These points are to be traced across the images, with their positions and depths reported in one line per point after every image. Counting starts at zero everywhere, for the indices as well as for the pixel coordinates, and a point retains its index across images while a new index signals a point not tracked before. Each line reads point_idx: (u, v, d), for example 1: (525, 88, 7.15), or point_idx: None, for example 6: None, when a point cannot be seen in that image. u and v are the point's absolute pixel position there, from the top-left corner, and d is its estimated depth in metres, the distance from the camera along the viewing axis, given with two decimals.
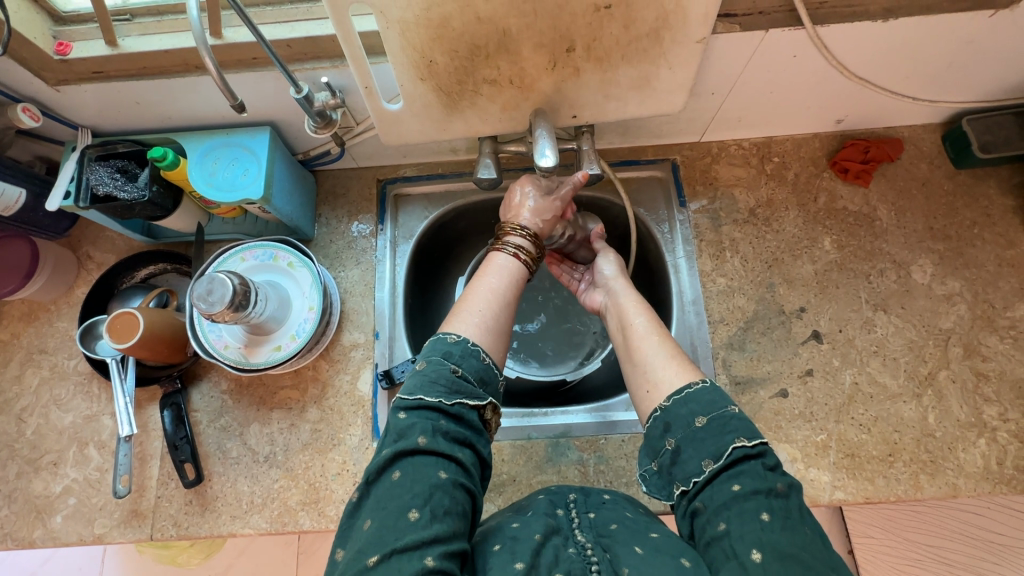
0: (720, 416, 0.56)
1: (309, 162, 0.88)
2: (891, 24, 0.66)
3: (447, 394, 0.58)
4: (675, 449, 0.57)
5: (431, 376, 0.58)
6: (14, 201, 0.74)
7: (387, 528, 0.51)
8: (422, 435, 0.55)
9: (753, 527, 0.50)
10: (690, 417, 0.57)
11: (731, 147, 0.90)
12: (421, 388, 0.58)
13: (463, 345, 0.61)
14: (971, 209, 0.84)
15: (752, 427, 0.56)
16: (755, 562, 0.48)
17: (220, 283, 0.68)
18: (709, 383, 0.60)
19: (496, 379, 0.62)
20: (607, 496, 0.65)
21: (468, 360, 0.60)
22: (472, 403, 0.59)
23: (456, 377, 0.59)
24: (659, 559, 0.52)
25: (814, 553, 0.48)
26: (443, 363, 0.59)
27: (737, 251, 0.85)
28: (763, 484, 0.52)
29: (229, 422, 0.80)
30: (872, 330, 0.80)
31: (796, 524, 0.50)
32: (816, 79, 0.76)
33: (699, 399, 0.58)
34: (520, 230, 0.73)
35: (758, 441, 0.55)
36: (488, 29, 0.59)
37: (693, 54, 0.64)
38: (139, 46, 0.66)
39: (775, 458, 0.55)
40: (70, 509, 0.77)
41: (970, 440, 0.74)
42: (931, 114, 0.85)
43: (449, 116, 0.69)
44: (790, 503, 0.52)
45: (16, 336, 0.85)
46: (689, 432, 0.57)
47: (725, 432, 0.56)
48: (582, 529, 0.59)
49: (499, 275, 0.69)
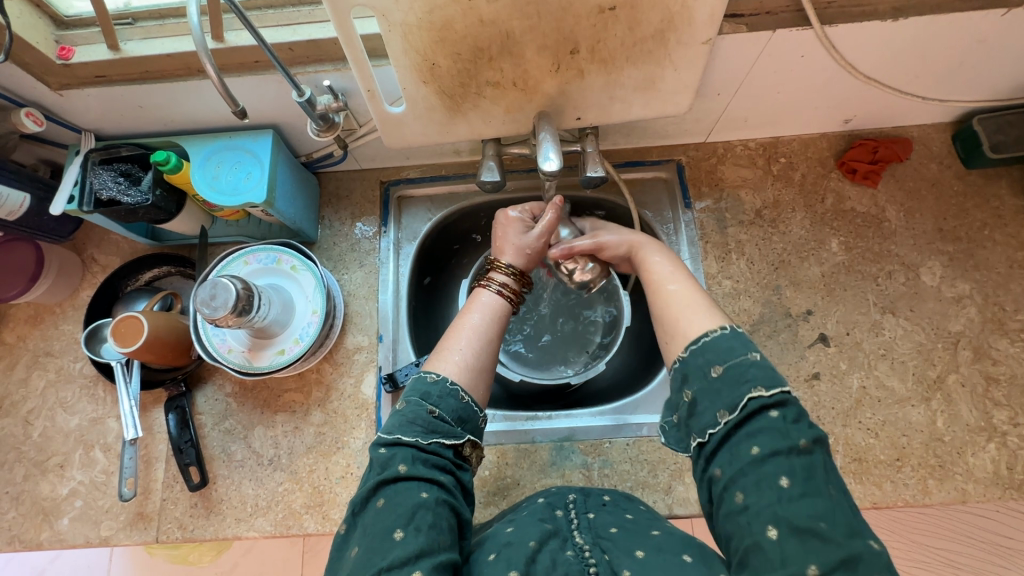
0: (739, 363, 0.53)
1: (313, 164, 0.88)
2: (901, 23, 0.65)
3: (424, 433, 0.57)
4: (694, 402, 0.54)
5: (407, 417, 0.58)
6: (17, 206, 0.74)
7: (374, 550, 0.51)
8: (403, 462, 0.55)
9: (770, 498, 0.47)
10: (707, 367, 0.54)
11: (737, 147, 0.89)
12: (398, 428, 0.57)
13: (441, 385, 0.59)
14: (981, 210, 0.83)
15: (774, 376, 0.52)
16: (772, 540, 0.46)
17: (223, 287, 0.68)
18: (728, 331, 0.56)
19: (476, 416, 0.61)
20: (607, 497, 0.65)
21: (446, 400, 0.59)
22: (449, 441, 0.58)
23: (433, 418, 0.58)
24: (660, 558, 0.52)
25: (835, 519, 0.46)
26: (420, 404, 0.58)
27: (743, 253, 0.84)
28: (783, 442, 0.49)
29: (233, 425, 0.80)
30: (880, 333, 0.79)
31: (817, 485, 0.48)
32: (823, 79, 0.75)
33: (715, 349, 0.55)
34: (502, 268, 0.70)
35: (778, 391, 0.52)
36: (491, 31, 0.58)
37: (699, 55, 0.63)
38: (142, 51, 0.66)
39: (800, 408, 0.51)
40: (77, 511, 0.78)
41: (979, 445, 0.74)
42: (940, 114, 0.84)
43: (451, 119, 0.69)
44: (814, 460, 0.49)
45: (21, 339, 0.86)
46: (707, 384, 0.54)
47: (743, 382, 0.52)
48: (580, 530, 0.58)
49: (481, 312, 0.67)
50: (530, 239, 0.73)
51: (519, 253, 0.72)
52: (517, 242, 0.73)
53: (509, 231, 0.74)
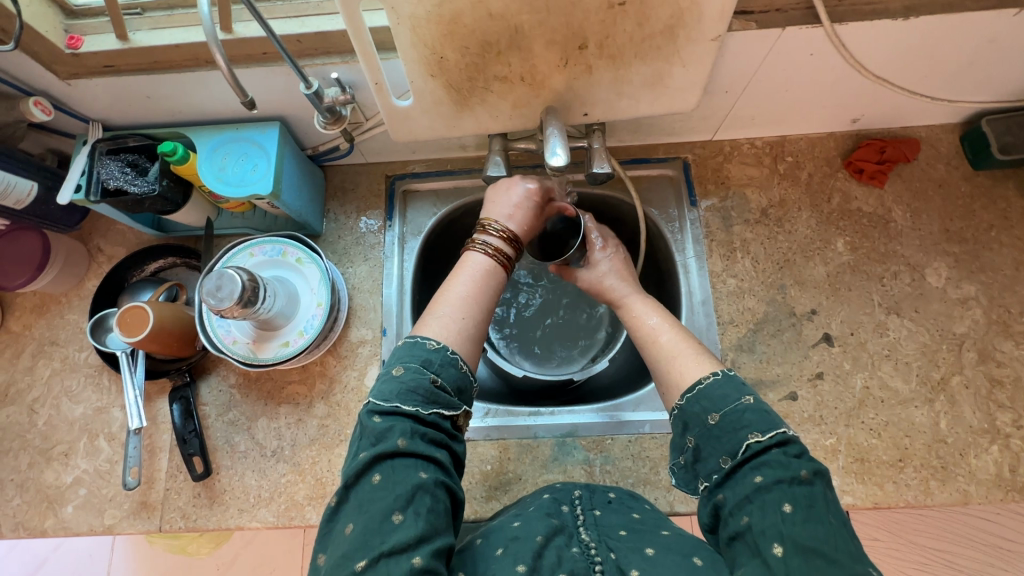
0: (733, 411, 0.54)
1: (319, 157, 0.88)
2: (911, 22, 0.64)
3: (424, 404, 0.56)
4: (696, 447, 0.56)
5: (408, 385, 0.57)
6: (25, 195, 0.74)
7: (371, 531, 0.50)
8: (401, 437, 0.54)
9: (775, 520, 0.48)
10: (703, 415, 0.56)
11: (744, 145, 0.89)
12: (398, 396, 0.56)
13: (442, 353, 0.59)
14: (988, 212, 0.83)
15: (769, 419, 0.54)
16: (777, 558, 0.47)
17: (229, 278, 0.68)
18: (720, 376, 0.57)
19: (471, 386, 0.61)
20: (613, 495, 0.65)
21: (447, 369, 0.59)
22: (447, 413, 0.58)
23: (434, 388, 0.57)
24: (670, 558, 0.52)
25: (839, 544, 0.47)
26: (422, 372, 0.58)
27: (748, 252, 0.84)
28: (785, 473, 0.50)
29: (237, 416, 0.80)
30: (885, 334, 0.79)
31: (819, 513, 0.48)
32: (832, 77, 0.74)
33: (710, 396, 0.56)
34: (494, 228, 0.70)
35: (775, 431, 0.53)
36: (500, 25, 0.58)
37: (707, 53, 0.63)
38: (150, 41, 0.66)
39: (800, 444, 0.52)
40: (81, 499, 0.78)
41: (982, 447, 0.74)
42: (949, 114, 0.84)
43: (459, 113, 0.69)
44: (815, 490, 0.49)
45: (27, 328, 0.86)
46: (705, 431, 0.55)
47: (739, 426, 0.54)
48: (586, 527, 0.59)
49: (469, 275, 0.67)
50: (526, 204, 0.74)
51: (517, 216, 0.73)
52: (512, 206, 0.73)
53: (507, 194, 0.74)
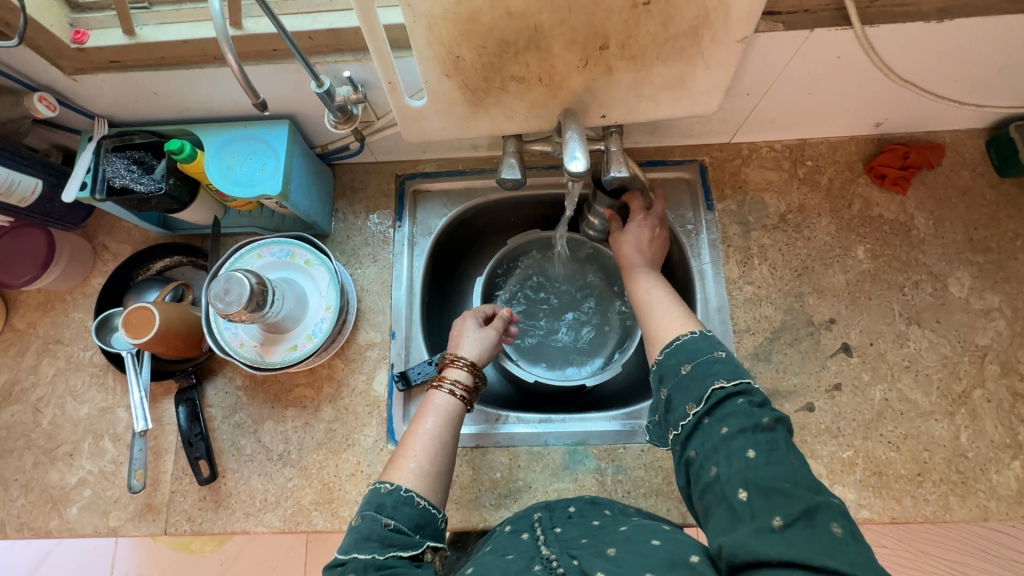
0: (705, 361, 0.56)
1: (328, 155, 0.86)
2: (944, 25, 0.62)
3: (381, 547, 0.54)
4: (667, 399, 0.56)
5: (361, 533, 0.55)
6: (29, 192, 0.72)
7: None
8: (355, 572, 0.52)
9: (740, 466, 0.48)
10: (678, 365, 0.57)
11: (764, 148, 0.87)
12: (352, 547, 0.54)
13: (395, 494, 0.57)
14: (1014, 220, 0.81)
15: (736, 369, 0.55)
16: (742, 501, 0.47)
17: (236, 282, 0.66)
18: (697, 334, 0.59)
19: (435, 520, 0.59)
20: (573, 508, 0.64)
21: (401, 509, 0.57)
22: (409, 553, 0.54)
23: (389, 531, 0.55)
24: (631, 549, 0.51)
25: (797, 479, 0.47)
26: (375, 518, 0.56)
27: (766, 258, 0.82)
28: (748, 421, 0.51)
29: (243, 418, 0.79)
30: (905, 345, 0.77)
31: (781, 455, 0.49)
32: (858, 80, 0.72)
33: (686, 349, 0.58)
34: (460, 363, 0.70)
35: (741, 381, 0.54)
36: (519, 24, 0.56)
37: (733, 54, 0.61)
38: (158, 36, 0.64)
39: (762, 394, 0.53)
40: (86, 500, 0.77)
41: (1004, 462, 0.72)
42: (976, 119, 0.81)
43: (474, 113, 0.67)
44: (776, 436, 0.50)
45: (31, 325, 0.85)
46: (678, 381, 0.56)
47: (709, 374, 0.55)
48: (548, 544, 0.56)
49: (436, 415, 0.65)
50: (487, 334, 0.76)
51: (477, 349, 0.74)
52: (475, 340, 0.75)
53: (466, 327, 0.77)
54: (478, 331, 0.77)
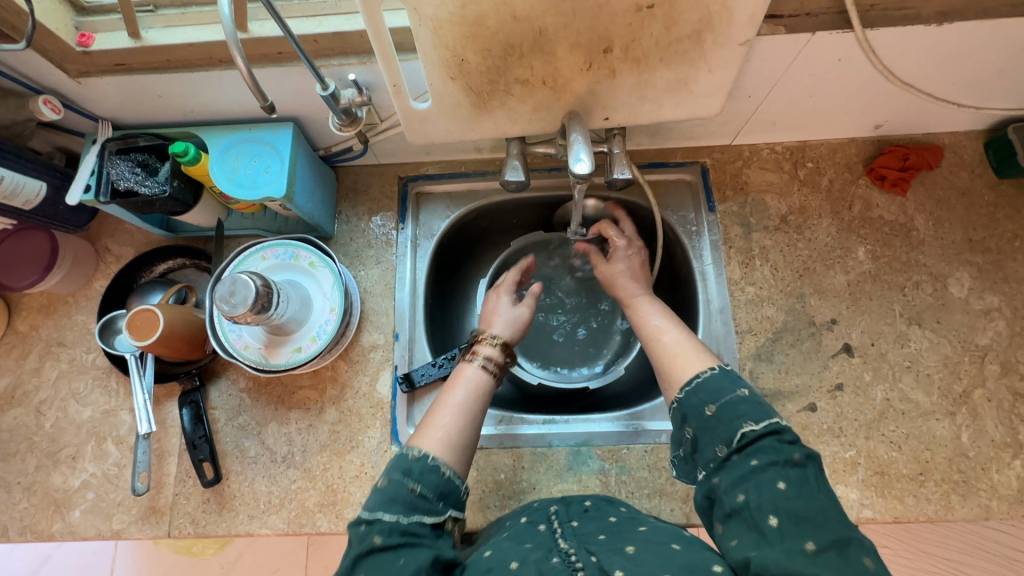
0: (729, 402, 0.55)
1: (330, 158, 0.87)
2: (944, 28, 0.63)
3: (406, 510, 0.54)
4: (693, 438, 0.56)
5: (388, 495, 0.55)
6: (33, 195, 0.72)
7: None
8: (379, 534, 0.53)
9: (771, 496, 0.49)
10: (701, 406, 0.56)
11: (764, 150, 0.87)
12: (380, 505, 0.54)
13: (422, 461, 0.57)
14: (1013, 221, 0.81)
15: (762, 408, 0.55)
16: (772, 527, 0.47)
17: (243, 283, 0.67)
18: (717, 371, 0.59)
19: (459, 489, 0.59)
20: (589, 503, 0.64)
21: (427, 476, 0.57)
22: (431, 520, 0.55)
23: (415, 496, 0.55)
24: (650, 550, 0.51)
25: (829, 511, 0.48)
26: (402, 482, 0.56)
27: (767, 259, 0.83)
28: (778, 457, 0.51)
29: (247, 421, 0.79)
30: (906, 345, 0.78)
31: (812, 490, 0.49)
32: (859, 82, 0.73)
33: (708, 387, 0.57)
34: (490, 339, 0.72)
35: (769, 421, 0.54)
36: (523, 28, 0.56)
37: (735, 57, 0.62)
38: (164, 39, 0.65)
39: (791, 432, 0.53)
40: (89, 503, 0.77)
41: (1005, 461, 0.73)
42: (974, 121, 0.82)
43: (478, 116, 0.67)
44: (806, 472, 0.51)
45: (34, 328, 0.85)
46: (703, 422, 0.56)
47: (735, 418, 0.54)
48: (565, 537, 0.56)
49: (466, 388, 0.66)
50: (518, 312, 0.77)
51: (507, 326, 0.75)
52: (506, 316, 0.76)
53: (500, 304, 0.79)
54: (511, 307, 0.78)
